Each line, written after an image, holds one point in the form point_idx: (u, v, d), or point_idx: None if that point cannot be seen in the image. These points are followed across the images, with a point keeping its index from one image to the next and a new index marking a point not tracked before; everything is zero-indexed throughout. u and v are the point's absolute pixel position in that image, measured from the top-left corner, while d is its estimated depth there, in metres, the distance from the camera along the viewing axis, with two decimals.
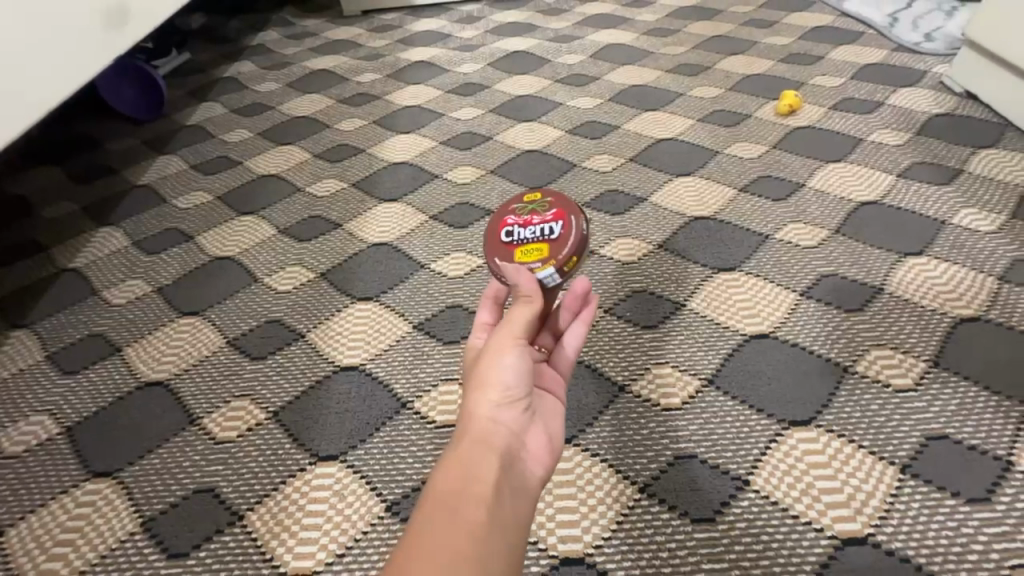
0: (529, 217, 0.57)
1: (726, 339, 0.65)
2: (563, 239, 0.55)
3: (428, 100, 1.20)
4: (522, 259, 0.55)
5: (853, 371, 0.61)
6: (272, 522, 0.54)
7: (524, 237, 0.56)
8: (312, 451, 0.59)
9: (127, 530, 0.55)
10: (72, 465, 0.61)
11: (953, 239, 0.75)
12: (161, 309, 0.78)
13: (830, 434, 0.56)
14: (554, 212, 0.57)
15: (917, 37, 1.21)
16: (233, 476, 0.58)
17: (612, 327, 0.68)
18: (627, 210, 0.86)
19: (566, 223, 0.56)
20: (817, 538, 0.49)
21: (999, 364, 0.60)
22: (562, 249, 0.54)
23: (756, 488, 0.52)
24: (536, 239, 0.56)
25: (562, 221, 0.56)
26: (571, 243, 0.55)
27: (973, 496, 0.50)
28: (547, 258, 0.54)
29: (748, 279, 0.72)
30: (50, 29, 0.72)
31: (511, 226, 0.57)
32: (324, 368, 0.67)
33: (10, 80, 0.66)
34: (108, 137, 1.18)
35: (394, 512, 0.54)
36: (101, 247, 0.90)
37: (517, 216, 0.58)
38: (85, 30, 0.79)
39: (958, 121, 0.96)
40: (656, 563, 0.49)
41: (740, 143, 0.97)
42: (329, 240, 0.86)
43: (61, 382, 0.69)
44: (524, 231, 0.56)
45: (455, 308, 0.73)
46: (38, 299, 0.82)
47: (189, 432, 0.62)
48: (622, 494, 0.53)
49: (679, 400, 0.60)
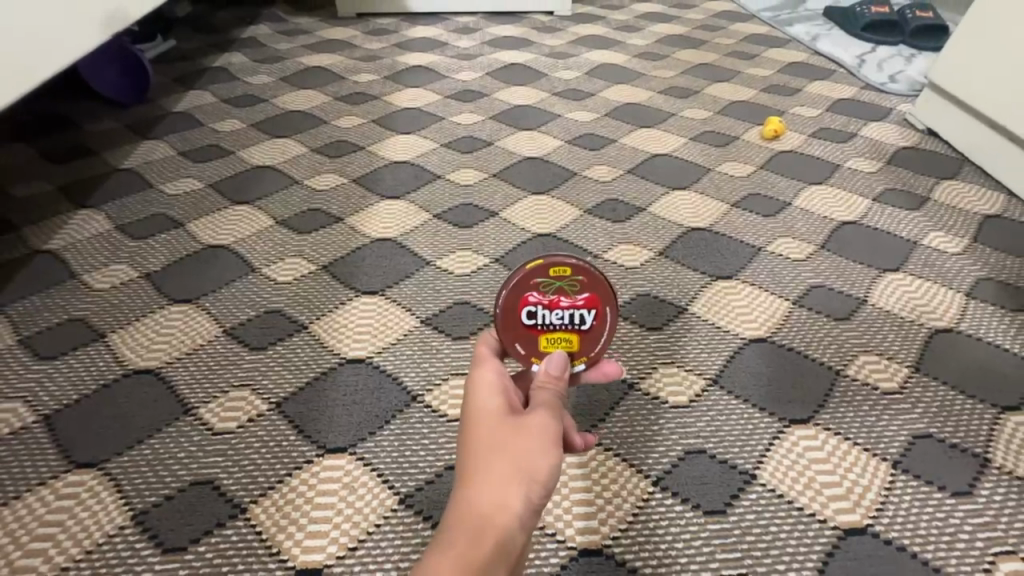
0: (556, 297, 0.50)
1: (727, 342, 0.68)
2: (595, 334, 0.51)
3: (427, 104, 1.21)
4: (546, 349, 0.50)
5: (844, 374, 0.65)
6: (279, 515, 0.52)
7: (550, 322, 0.50)
8: (319, 443, 0.57)
9: (115, 523, 0.51)
10: (50, 455, 0.56)
11: (925, 258, 0.81)
12: (149, 296, 0.74)
13: (828, 433, 0.59)
14: (586, 297, 0.50)
15: (882, 78, 1.32)
16: (234, 468, 0.55)
17: (619, 327, 0.70)
18: (627, 218, 0.89)
19: (599, 313, 0.51)
20: (820, 529, 0.51)
21: (972, 371, 0.65)
22: (592, 346, 0.51)
23: (763, 482, 0.54)
24: (564, 328, 0.50)
25: (595, 311, 0.50)
26: (600, 340, 0.51)
27: (958, 489, 0.54)
28: (576, 355, 0.51)
29: (745, 287, 0.76)
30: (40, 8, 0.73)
31: (534, 307, 0.49)
32: (329, 360, 0.66)
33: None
34: (86, 118, 1.12)
35: (408, 505, 0.53)
36: (80, 230, 0.85)
37: (540, 293, 0.50)
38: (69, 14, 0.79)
39: (922, 154, 1.06)
40: (671, 554, 0.50)
41: (730, 162, 1.03)
42: (330, 233, 0.85)
43: (37, 367, 0.65)
44: (551, 315, 0.50)
45: (463, 305, 0.73)
46: (8, 281, 0.76)
47: (184, 421, 0.59)
48: (636, 488, 0.54)
49: (686, 398, 0.62)
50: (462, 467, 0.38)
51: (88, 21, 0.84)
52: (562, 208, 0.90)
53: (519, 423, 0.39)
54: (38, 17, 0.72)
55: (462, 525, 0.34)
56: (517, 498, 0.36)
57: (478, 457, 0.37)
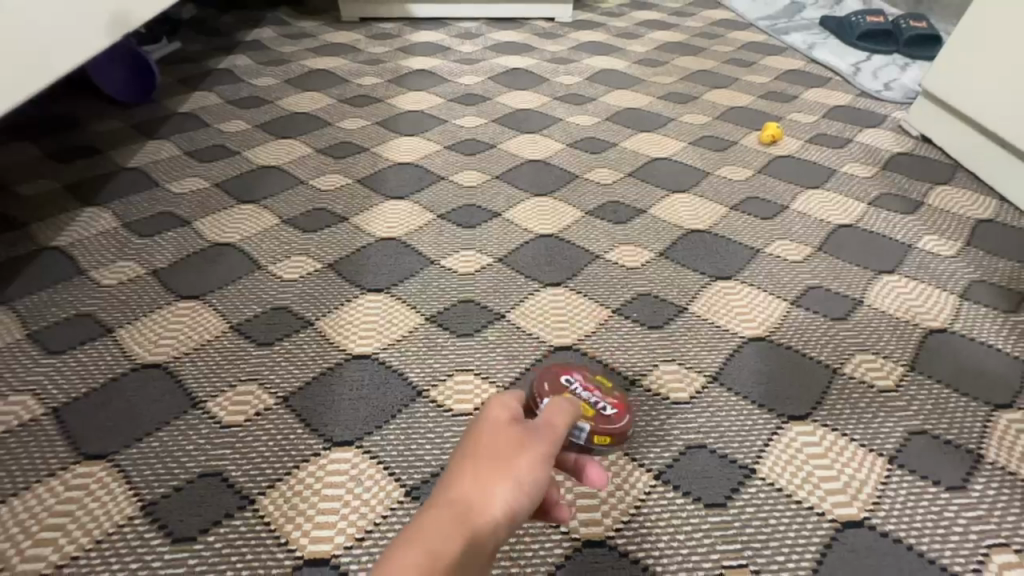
0: (592, 385, 0.54)
1: (727, 340, 0.69)
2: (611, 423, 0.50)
3: (431, 107, 1.23)
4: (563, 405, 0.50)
5: (842, 372, 0.66)
6: (287, 506, 0.53)
7: (578, 390, 0.52)
8: (326, 437, 0.58)
9: (124, 514, 0.52)
10: (59, 447, 0.57)
11: (919, 260, 0.83)
12: (156, 293, 0.75)
13: (826, 429, 0.60)
14: (616, 399, 0.53)
15: (877, 85, 1.35)
16: (242, 460, 0.56)
17: (620, 326, 0.71)
18: (628, 220, 0.90)
19: (620, 413, 0.52)
20: (819, 522, 0.52)
21: (966, 370, 0.67)
22: (603, 424, 0.50)
23: (762, 476, 0.56)
24: (585, 402, 0.51)
25: (618, 409, 0.52)
26: (614, 430, 0.50)
27: (952, 484, 0.55)
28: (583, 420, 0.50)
29: (744, 288, 0.77)
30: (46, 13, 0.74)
31: (572, 376, 0.53)
32: (335, 355, 0.67)
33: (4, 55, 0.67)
34: (92, 118, 1.13)
35: (415, 497, 0.54)
36: (87, 227, 0.86)
37: (581, 374, 0.55)
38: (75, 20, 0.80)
39: (917, 159, 1.08)
40: (673, 545, 0.50)
41: (729, 166, 1.05)
42: (335, 232, 0.86)
43: (45, 361, 0.65)
44: (581, 388, 0.53)
45: (467, 303, 0.74)
46: (16, 276, 0.77)
47: (192, 414, 0.60)
48: (638, 481, 0.55)
49: (687, 394, 0.63)
50: (455, 463, 0.38)
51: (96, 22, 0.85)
52: (564, 210, 0.92)
53: (516, 433, 0.40)
54: (44, 17, 0.73)
55: (442, 513, 0.35)
56: (501, 503, 0.36)
57: (472, 454, 0.38)
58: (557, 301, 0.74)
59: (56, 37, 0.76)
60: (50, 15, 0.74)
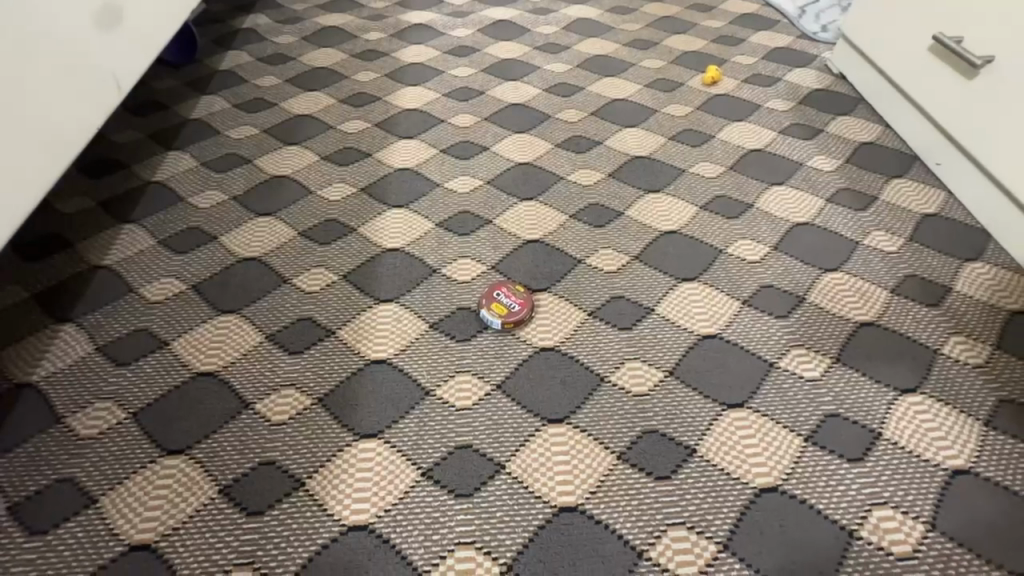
0: (514, 309, 0.85)
1: (649, 233, 0.98)
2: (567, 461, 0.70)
3: (428, 60, 1.45)
4: (504, 309, 0.85)
5: (725, 252, 0.95)
6: (356, 334, 0.84)
7: (510, 309, 0.85)
8: (375, 296, 0.89)
9: (257, 340, 0.83)
10: (203, 306, 0.88)
11: (805, 175, 1.10)
12: (240, 211, 1.03)
13: (706, 285, 0.90)
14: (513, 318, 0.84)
15: (816, 27, 1.54)
16: (324, 310, 0.87)
17: (574, 226, 1.00)
18: (587, 150, 1.17)
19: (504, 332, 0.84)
20: (689, 336, 0.83)
21: (813, 248, 0.96)
22: (506, 319, 0.84)
23: (658, 312, 0.86)
24: (510, 312, 0.85)
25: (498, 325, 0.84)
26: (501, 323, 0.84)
27: (781, 313, 0.86)
28: (507, 317, 0.84)
29: (668, 198, 1.05)
30: (139, 17, 1.00)
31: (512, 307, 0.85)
32: (375, 249, 0.96)
33: (123, 54, 0.95)
34: (151, 78, 1.37)
35: (436, 327, 0.84)
36: (175, 166, 1.13)
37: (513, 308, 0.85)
38: (156, 18, 1.06)
39: (829, 95, 1.31)
40: (597, 349, 0.82)
41: (674, 105, 1.29)
42: (362, 165, 1.13)
43: (178, 258, 0.95)
44: (513, 308, 0.85)
45: (464, 213, 1.02)
46: (135, 203, 1.05)
47: (285, 287, 0.90)
48: (577, 317, 0.86)
49: (615, 267, 0.93)
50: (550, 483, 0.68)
51: (167, 17, 1.10)
52: (538, 144, 1.18)
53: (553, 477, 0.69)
54: (128, 22, 0.97)
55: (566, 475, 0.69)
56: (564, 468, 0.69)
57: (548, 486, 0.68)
58: (530, 210, 1.03)
59: (138, 32, 1.00)
60: (132, 14, 0.98)
